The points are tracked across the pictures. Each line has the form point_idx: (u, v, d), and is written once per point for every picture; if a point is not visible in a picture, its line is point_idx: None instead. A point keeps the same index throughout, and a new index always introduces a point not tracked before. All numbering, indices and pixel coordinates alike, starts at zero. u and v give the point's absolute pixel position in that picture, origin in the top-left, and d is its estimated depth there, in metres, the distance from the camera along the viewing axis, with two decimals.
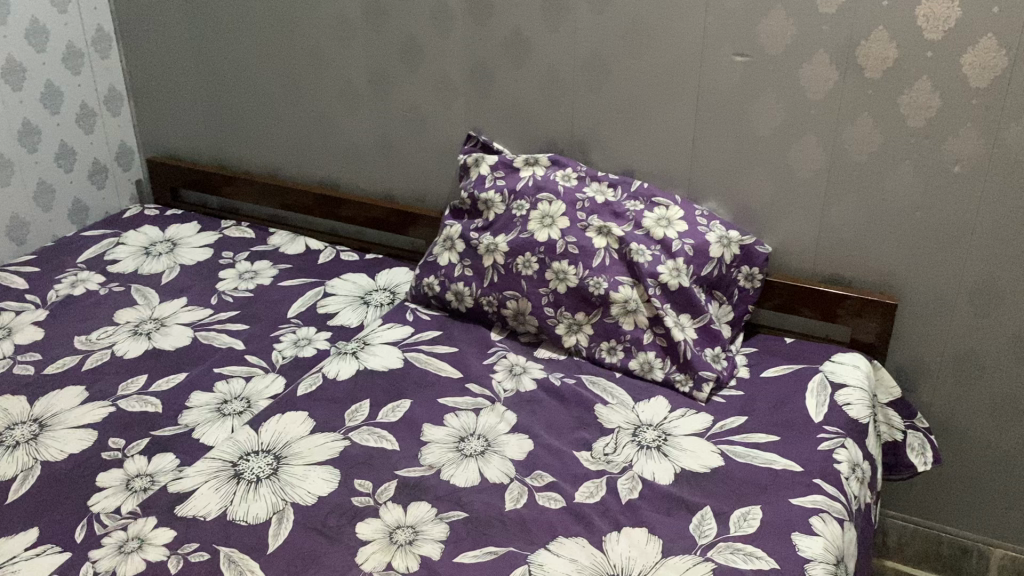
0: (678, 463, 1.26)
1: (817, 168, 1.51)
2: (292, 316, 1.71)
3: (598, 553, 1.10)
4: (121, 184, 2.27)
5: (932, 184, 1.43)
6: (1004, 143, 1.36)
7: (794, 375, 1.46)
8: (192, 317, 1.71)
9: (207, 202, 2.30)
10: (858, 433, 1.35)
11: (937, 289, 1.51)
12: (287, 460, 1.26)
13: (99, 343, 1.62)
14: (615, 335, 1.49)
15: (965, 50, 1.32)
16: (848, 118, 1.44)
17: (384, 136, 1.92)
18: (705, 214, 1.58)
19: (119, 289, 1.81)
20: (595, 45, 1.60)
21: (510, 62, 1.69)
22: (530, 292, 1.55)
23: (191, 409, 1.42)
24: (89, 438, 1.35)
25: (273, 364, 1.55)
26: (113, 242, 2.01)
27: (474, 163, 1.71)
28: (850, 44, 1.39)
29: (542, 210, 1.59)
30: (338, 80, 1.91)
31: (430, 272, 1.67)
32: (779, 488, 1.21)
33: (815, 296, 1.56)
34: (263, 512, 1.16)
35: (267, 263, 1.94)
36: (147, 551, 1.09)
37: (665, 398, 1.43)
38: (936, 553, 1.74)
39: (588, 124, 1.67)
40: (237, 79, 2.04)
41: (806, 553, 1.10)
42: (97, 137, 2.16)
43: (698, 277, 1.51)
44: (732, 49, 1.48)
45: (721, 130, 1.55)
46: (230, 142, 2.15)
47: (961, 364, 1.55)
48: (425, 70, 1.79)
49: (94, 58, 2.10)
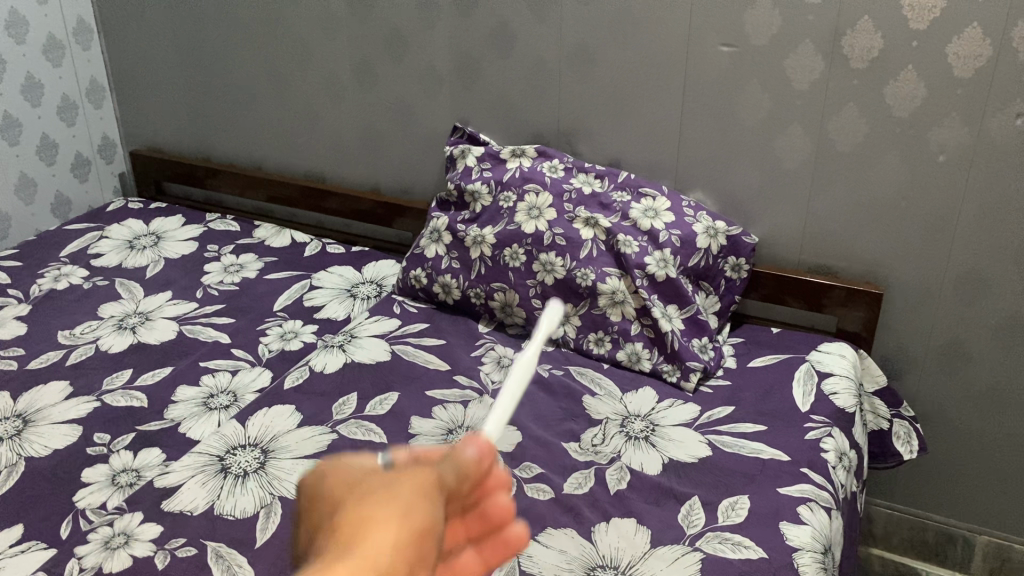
0: (666, 454, 1.27)
1: (802, 159, 1.51)
2: (278, 309, 1.71)
3: (587, 544, 1.10)
4: (104, 177, 2.25)
5: (918, 174, 1.43)
6: (989, 133, 1.36)
7: (780, 365, 1.47)
8: (177, 311, 1.70)
9: (191, 195, 2.27)
10: (845, 422, 1.36)
11: (923, 278, 1.51)
12: (275, 454, 1.25)
13: (83, 338, 1.60)
14: (603, 326, 1.50)
15: (951, 39, 1.33)
16: (834, 109, 1.45)
17: (369, 127, 1.91)
18: (692, 205, 1.59)
19: (102, 284, 1.80)
20: (581, 36, 1.59)
21: (496, 53, 1.68)
22: (518, 284, 1.55)
23: (177, 403, 1.41)
24: (73, 433, 1.34)
25: (260, 357, 1.54)
26: (97, 235, 1.99)
27: (460, 154, 1.70)
28: (835, 34, 1.39)
29: (528, 202, 1.58)
30: (322, 71, 1.89)
31: (417, 264, 1.67)
32: (767, 477, 1.21)
33: (801, 285, 1.56)
34: (251, 506, 1.15)
35: (252, 256, 1.93)
36: (134, 547, 1.09)
37: (653, 388, 1.43)
38: (921, 541, 1.76)
39: (574, 115, 1.67)
40: (221, 70, 2.03)
41: (794, 542, 1.10)
42: (79, 129, 2.14)
43: (684, 268, 1.52)
44: (719, 39, 1.48)
45: (707, 120, 1.55)
46: (214, 135, 2.13)
47: (946, 352, 1.56)
48: (410, 61, 1.78)
49: (75, 49, 2.08)
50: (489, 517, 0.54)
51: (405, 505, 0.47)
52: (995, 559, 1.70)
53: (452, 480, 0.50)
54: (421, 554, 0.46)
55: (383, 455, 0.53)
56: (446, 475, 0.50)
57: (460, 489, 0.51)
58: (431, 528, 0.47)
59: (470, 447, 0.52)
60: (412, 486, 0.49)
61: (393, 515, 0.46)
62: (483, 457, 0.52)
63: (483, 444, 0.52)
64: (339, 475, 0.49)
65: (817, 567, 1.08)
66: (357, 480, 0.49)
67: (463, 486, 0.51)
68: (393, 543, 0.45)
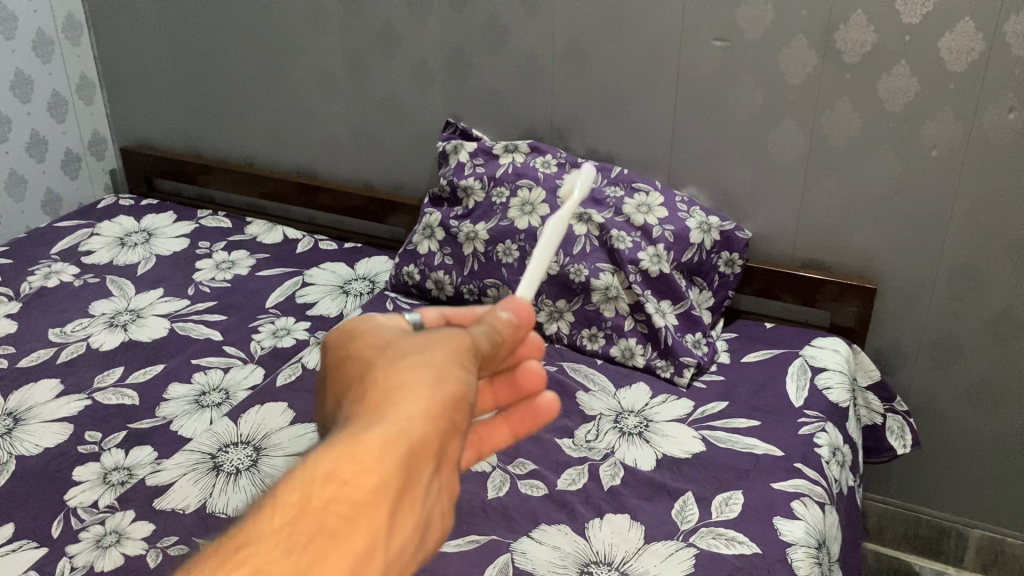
0: (660, 449, 1.26)
1: (795, 153, 1.51)
2: (271, 306, 1.70)
3: (580, 540, 1.09)
4: (95, 174, 2.23)
5: (911, 168, 1.43)
6: (982, 127, 1.36)
7: (774, 361, 1.46)
8: (169, 308, 1.69)
9: (183, 191, 2.26)
10: (839, 417, 1.36)
11: (916, 273, 1.51)
12: (267, 451, 1.24)
13: (74, 336, 1.59)
14: (596, 323, 1.49)
15: (943, 34, 1.32)
16: (827, 104, 1.44)
17: (361, 123, 1.90)
18: (685, 200, 1.58)
19: (93, 281, 1.79)
20: (573, 31, 1.58)
21: (488, 48, 1.68)
22: (510, 280, 1.54)
23: (169, 401, 1.41)
24: (64, 431, 1.33)
25: (252, 354, 1.53)
26: (87, 232, 1.98)
27: (453, 150, 1.69)
28: (828, 29, 1.39)
29: (522, 197, 1.57)
30: (314, 67, 1.88)
31: (409, 260, 1.66)
32: (761, 473, 1.21)
33: (794, 281, 1.56)
34: (243, 504, 1.15)
35: (244, 252, 1.92)
36: (125, 545, 1.08)
37: (647, 384, 1.43)
38: (915, 535, 1.76)
39: (567, 110, 1.66)
40: (212, 66, 2.02)
41: (788, 537, 1.10)
42: (69, 126, 2.12)
43: (678, 264, 1.51)
44: (710, 34, 1.47)
45: (700, 116, 1.55)
46: (206, 131, 2.12)
47: (939, 347, 1.56)
48: (402, 56, 1.77)
49: (65, 45, 2.06)
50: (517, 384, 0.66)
51: (440, 370, 0.52)
52: (988, 553, 1.70)
53: (488, 342, 0.58)
54: (456, 414, 0.51)
55: (416, 323, 0.63)
56: (480, 338, 0.58)
57: (491, 352, 0.59)
58: (463, 388, 0.52)
59: (505, 309, 0.61)
60: (445, 349, 0.55)
61: (427, 380, 0.51)
62: (515, 322, 0.60)
63: (516, 309, 0.61)
64: (373, 340, 0.57)
65: (811, 562, 1.08)
66: (390, 346, 0.56)
67: (499, 351, 0.60)
68: (429, 405, 0.49)
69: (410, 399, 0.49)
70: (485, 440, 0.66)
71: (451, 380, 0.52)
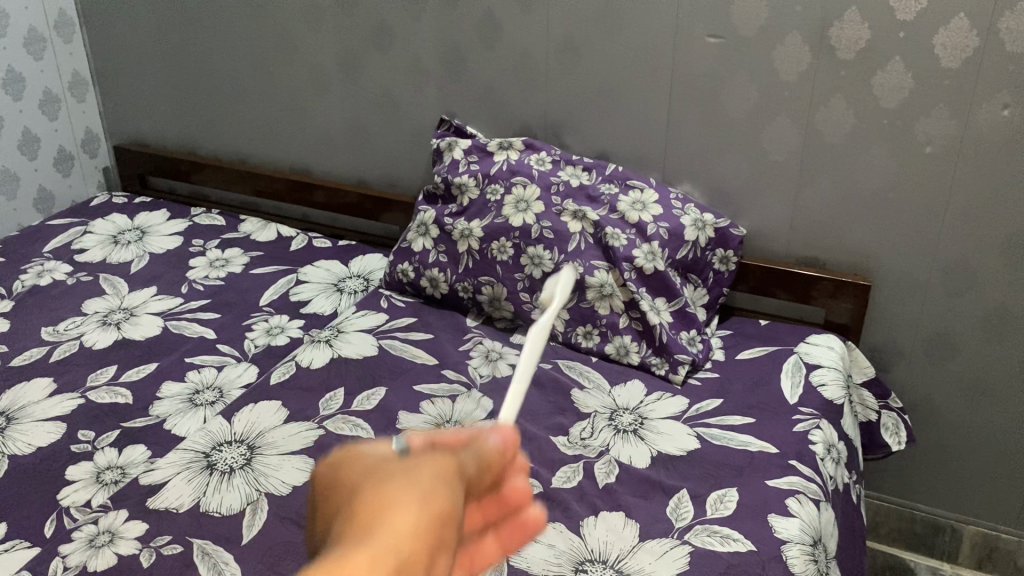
0: (654, 447, 1.26)
1: (790, 150, 1.51)
2: (264, 304, 1.69)
3: (576, 537, 1.09)
4: (87, 171, 2.22)
5: (905, 165, 1.43)
6: (976, 123, 1.36)
7: (769, 358, 1.46)
8: (162, 306, 1.68)
9: (176, 189, 2.25)
10: (834, 414, 1.36)
11: (911, 269, 1.52)
12: (261, 450, 1.24)
13: (66, 334, 1.59)
14: (591, 320, 1.49)
15: (938, 30, 1.32)
16: (822, 100, 1.44)
17: (355, 120, 1.89)
18: (680, 197, 1.58)
19: (87, 279, 1.78)
20: (567, 28, 1.58)
21: (482, 45, 1.67)
22: (505, 277, 1.54)
23: (162, 399, 1.40)
24: (57, 431, 1.33)
25: (246, 352, 1.53)
26: (80, 230, 1.97)
27: (447, 147, 1.69)
28: (823, 26, 1.39)
29: (516, 194, 1.57)
30: (308, 64, 1.88)
31: (404, 258, 1.66)
32: (755, 470, 1.21)
33: (788, 277, 1.56)
34: (237, 503, 1.14)
35: (238, 250, 1.91)
36: (119, 545, 1.08)
37: (642, 381, 1.43)
38: (909, 531, 1.76)
39: (561, 107, 1.66)
40: (205, 63, 2.01)
41: (783, 534, 1.10)
42: (61, 123, 2.11)
43: (673, 261, 1.51)
44: (705, 30, 1.47)
45: (695, 113, 1.55)
46: (199, 128, 2.11)
47: (933, 344, 1.57)
48: (396, 53, 1.77)
49: (57, 42, 2.05)
50: (507, 498, 0.53)
51: (428, 489, 0.44)
52: (983, 549, 1.70)
53: (475, 470, 0.49)
54: (435, 549, 0.42)
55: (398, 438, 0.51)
56: (465, 463, 0.49)
57: (479, 478, 0.50)
58: (451, 511, 0.44)
59: (492, 436, 0.52)
60: (434, 469, 0.46)
61: (410, 514, 0.42)
62: (505, 446, 0.52)
63: (506, 435, 0.53)
64: (355, 465, 0.46)
65: (806, 559, 1.08)
66: (373, 468, 0.46)
67: (484, 477, 0.50)
68: (408, 535, 0.41)
69: (389, 529, 0.41)
70: (471, 564, 0.51)
71: (438, 500, 0.44)
